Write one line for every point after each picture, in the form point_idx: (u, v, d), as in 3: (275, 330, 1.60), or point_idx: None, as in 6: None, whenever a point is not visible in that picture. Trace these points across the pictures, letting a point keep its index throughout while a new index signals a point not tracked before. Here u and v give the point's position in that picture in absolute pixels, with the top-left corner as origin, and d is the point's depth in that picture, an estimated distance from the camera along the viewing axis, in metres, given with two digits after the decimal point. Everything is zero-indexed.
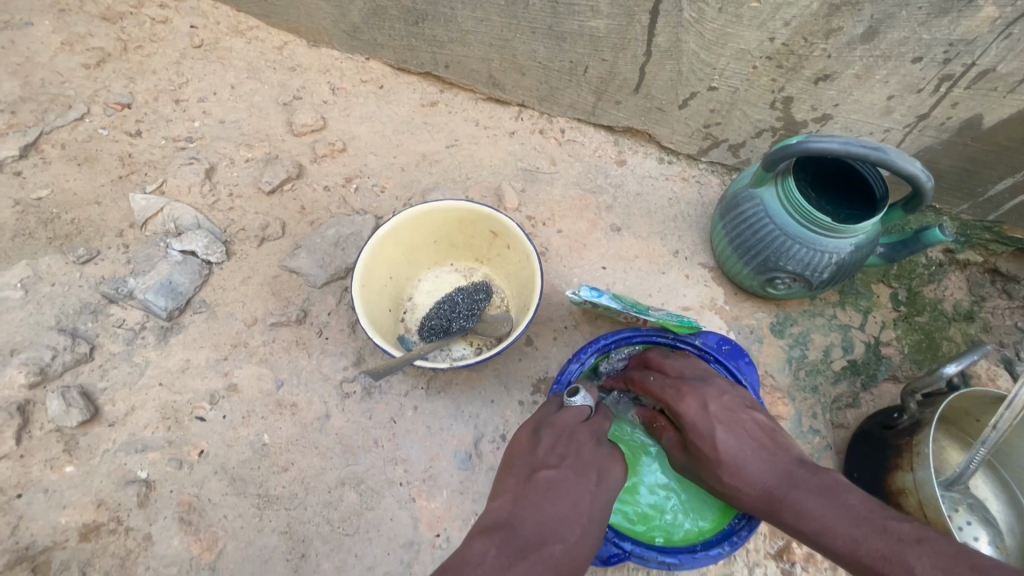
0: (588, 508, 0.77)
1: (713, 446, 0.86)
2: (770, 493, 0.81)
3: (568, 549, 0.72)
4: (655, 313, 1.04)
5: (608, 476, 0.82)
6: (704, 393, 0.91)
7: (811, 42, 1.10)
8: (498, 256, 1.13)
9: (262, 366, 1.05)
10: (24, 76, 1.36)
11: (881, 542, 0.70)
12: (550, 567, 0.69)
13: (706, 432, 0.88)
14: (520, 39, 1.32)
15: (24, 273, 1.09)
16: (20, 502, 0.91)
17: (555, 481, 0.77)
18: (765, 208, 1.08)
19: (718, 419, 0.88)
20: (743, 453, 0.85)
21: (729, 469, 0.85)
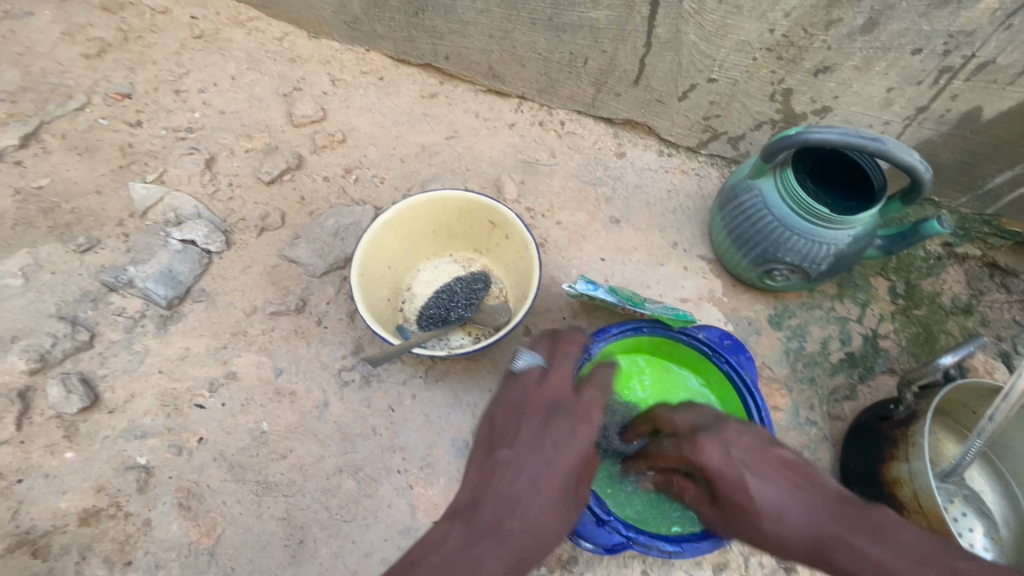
0: (550, 481, 0.68)
1: (745, 494, 0.72)
2: (821, 541, 0.69)
3: (529, 522, 0.66)
4: (651, 308, 1.08)
5: (567, 433, 0.70)
6: (724, 436, 0.76)
7: (810, 33, 1.10)
8: (497, 246, 1.14)
9: (262, 354, 1.06)
10: (24, 66, 1.36)
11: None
12: (510, 545, 0.65)
13: (737, 481, 0.72)
14: (520, 30, 1.32)
15: (24, 261, 1.10)
16: (20, 486, 0.91)
17: (507, 459, 0.69)
18: (764, 199, 1.08)
19: (745, 464, 0.73)
20: (782, 499, 0.71)
21: (773, 520, 0.71)
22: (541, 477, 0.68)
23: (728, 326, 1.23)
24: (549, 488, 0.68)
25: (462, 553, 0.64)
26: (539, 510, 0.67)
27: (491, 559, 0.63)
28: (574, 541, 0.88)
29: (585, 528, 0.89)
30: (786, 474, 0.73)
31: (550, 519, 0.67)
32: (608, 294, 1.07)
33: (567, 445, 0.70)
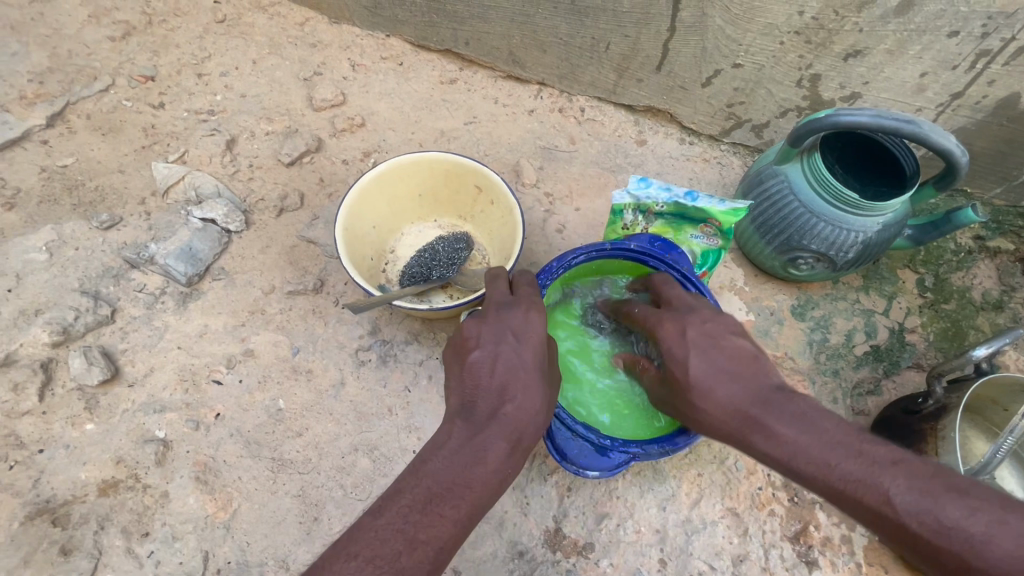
0: (528, 363, 0.69)
1: (683, 367, 0.74)
2: (740, 416, 0.69)
3: (521, 400, 0.67)
4: (705, 201, 0.97)
5: (530, 319, 0.73)
6: (685, 319, 0.78)
7: (842, 15, 1.07)
8: (481, 213, 1.14)
9: (279, 333, 1.06)
10: (52, 48, 1.38)
11: (856, 465, 0.62)
12: (508, 426, 0.65)
13: (680, 357, 0.75)
14: (542, 15, 1.31)
15: (49, 237, 1.11)
16: (41, 457, 0.92)
17: (486, 353, 0.70)
18: (790, 185, 1.06)
19: (695, 343, 0.75)
20: (718, 376, 0.72)
21: (698, 393, 0.72)
22: (523, 357, 0.70)
23: (749, 315, 1.20)
24: (533, 365, 0.70)
25: (465, 446, 0.64)
26: (530, 388, 0.68)
27: (497, 442, 0.64)
28: (581, 474, 0.86)
29: (587, 459, 0.86)
30: (730, 358, 0.73)
31: (539, 395, 0.69)
32: (672, 188, 0.98)
33: (533, 329, 0.72)
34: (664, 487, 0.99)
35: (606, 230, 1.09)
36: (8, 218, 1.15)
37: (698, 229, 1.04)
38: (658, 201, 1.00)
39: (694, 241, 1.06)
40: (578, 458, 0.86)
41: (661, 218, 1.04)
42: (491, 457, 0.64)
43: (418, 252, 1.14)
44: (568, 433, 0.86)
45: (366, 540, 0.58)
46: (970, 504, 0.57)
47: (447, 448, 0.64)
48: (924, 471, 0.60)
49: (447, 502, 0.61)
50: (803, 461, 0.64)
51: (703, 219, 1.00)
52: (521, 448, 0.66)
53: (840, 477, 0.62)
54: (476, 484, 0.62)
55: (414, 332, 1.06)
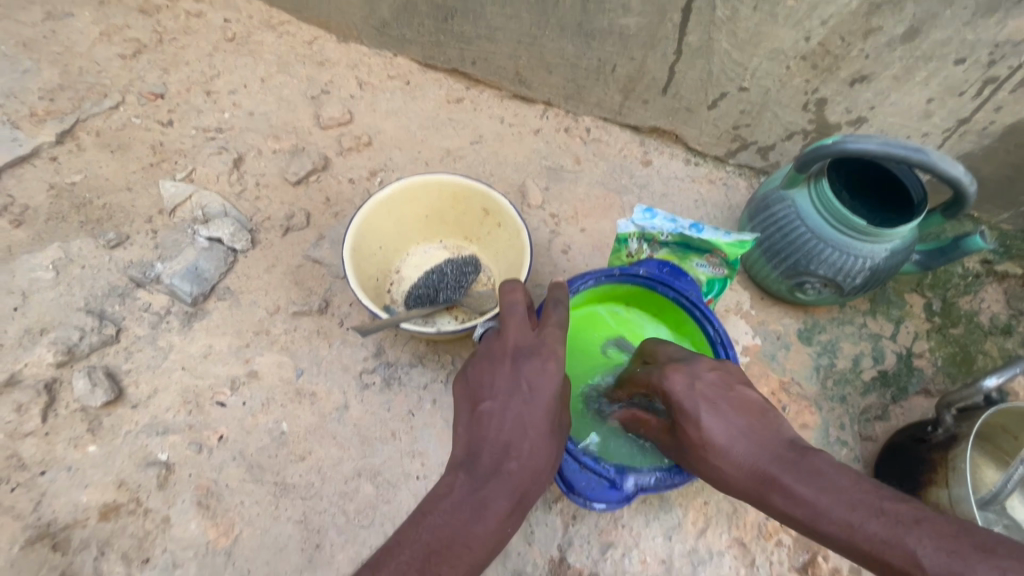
0: (538, 421, 0.71)
1: (694, 424, 0.75)
2: (757, 474, 0.70)
3: (525, 460, 0.69)
4: (709, 232, 0.98)
5: (543, 374, 0.73)
6: (693, 367, 0.79)
7: (848, 42, 1.08)
8: (488, 235, 1.14)
9: (284, 354, 1.05)
10: (63, 65, 1.40)
11: (876, 525, 0.60)
12: (510, 486, 0.67)
13: (690, 413, 0.75)
14: (549, 37, 1.32)
15: (56, 255, 1.12)
16: (42, 479, 0.92)
17: (495, 408, 0.71)
18: (797, 209, 1.05)
19: (704, 396, 0.76)
20: (729, 434, 0.73)
21: (714, 452, 0.73)
22: (532, 415, 0.71)
23: (756, 339, 1.20)
24: (540, 423, 0.71)
25: (467, 503, 0.66)
26: (534, 448, 0.70)
27: (498, 501, 0.66)
28: (590, 507, 0.85)
29: (595, 490, 0.85)
30: (739, 413, 0.74)
31: (542, 453, 0.71)
32: (676, 219, 1.00)
33: (544, 385, 0.72)
34: (670, 516, 0.98)
35: (611, 258, 1.09)
36: (15, 235, 1.15)
37: (703, 259, 1.03)
38: (663, 231, 1.01)
39: (699, 270, 1.04)
40: (586, 489, 0.85)
41: (666, 247, 1.04)
42: (492, 516, 0.66)
43: (425, 273, 1.14)
44: (577, 465, 0.85)
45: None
46: (999, 565, 0.52)
47: (449, 501, 0.66)
48: (947, 529, 0.57)
49: (446, 560, 0.63)
50: (826, 521, 0.64)
51: (708, 249, 1.01)
52: (521, 505, 0.68)
53: (864, 538, 0.61)
54: (474, 542, 0.65)
55: (419, 354, 1.05)
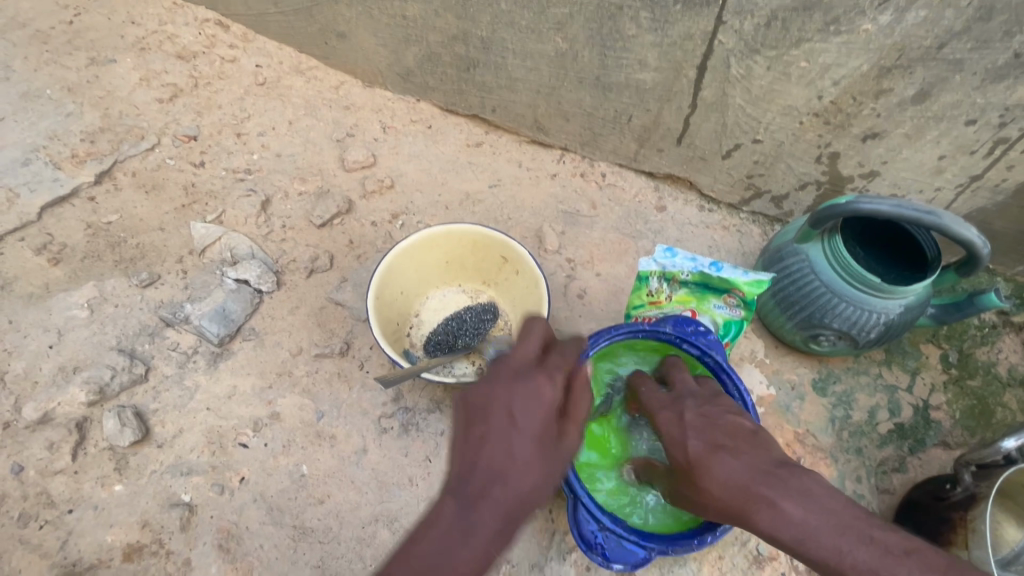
0: (532, 442, 0.64)
1: (684, 450, 0.77)
2: (745, 492, 0.69)
3: (515, 485, 0.63)
4: (727, 270, 1.02)
5: (539, 391, 0.68)
6: (682, 405, 0.83)
7: (860, 101, 1.11)
8: (506, 281, 1.16)
9: (305, 396, 1.08)
10: (104, 109, 1.47)
11: (868, 554, 0.63)
12: (498, 511, 0.61)
13: (680, 439, 0.78)
14: (567, 87, 1.37)
15: (91, 293, 1.17)
16: (70, 517, 0.95)
17: (487, 433, 0.64)
18: (811, 263, 1.07)
19: (693, 425, 0.79)
20: (711, 457, 0.74)
21: (703, 473, 0.73)
22: (526, 439, 0.65)
23: (771, 389, 1.20)
24: (533, 450, 0.65)
25: (452, 529, 0.60)
26: (524, 477, 0.63)
27: (479, 533, 0.60)
28: (607, 566, 0.84)
29: (614, 550, 0.85)
30: (726, 437, 0.75)
31: (535, 478, 0.64)
32: (696, 258, 1.04)
33: (539, 408, 0.67)
34: (685, 571, 0.97)
35: (631, 296, 1.10)
36: (53, 273, 1.20)
37: (722, 299, 1.06)
38: (683, 270, 1.04)
39: (718, 311, 1.07)
40: (604, 549, 0.84)
41: (685, 287, 1.06)
42: (470, 550, 0.59)
43: (445, 319, 1.17)
44: (596, 524, 0.85)
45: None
46: None
47: (428, 534, 0.60)
48: (935, 563, 0.61)
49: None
50: (815, 545, 0.65)
51: (727, 290, 1.04)
52: (503, 537, 0.62)
53: (850, 566, 0.63)
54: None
55: (437, 400, 1.07)
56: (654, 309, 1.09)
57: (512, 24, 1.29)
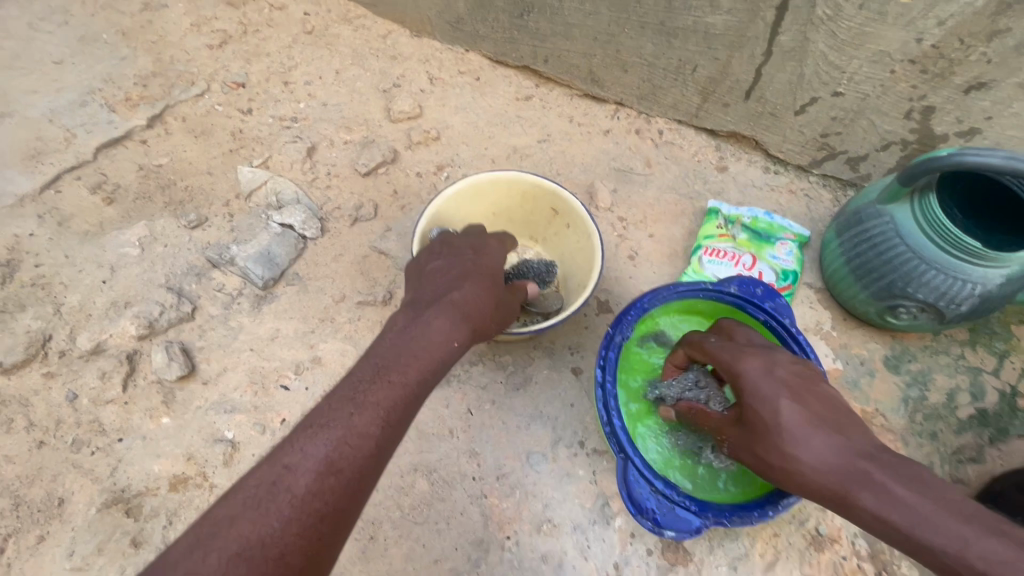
0: (476, 271, 0.83)
1: (775, 412, 0.72)
2: (849, 470, 0.66)
3: (466, 296, 0.78)
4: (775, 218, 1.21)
5: (485, 244, 0.89)
6: (771, 358, 0.77)
7: (968, 45, 0.98)
8: (555, 235, 1.12)
9: (347, 342, 1.07)
10: (157, 54, 1.47)
11: (992, 542, 0.58)
12: (454, 309, 0.76)
13: (771, 399, 0.72)
14: (627, 35, 1.28)
15: (141, 232, 1.17)
16: (119, 445, 0.96)
17: (439, 266, 0.84)
18: (896, 226, 0.97)
19: (787, 386, 0.73)
20: (807, 427, 0.70)
21: (797, 443, 0.70)
22: (474, 265, 0.84)
23: (837, 363, 1.11)
24: (478, 273, 0.83)
25: (414, 325, 0.74)
26: (472, 284, 0.80)
27: (436, 319, 0.74)
28: (658, 533, 0.80)
29: (666, 516, 0.81)
30: (825, 410, 0.71)
31: (482, 296, 0.80)
32: (751, 210, 1.22)
33: (485, 251, 0.87)
34: (736, 545, 0.92)
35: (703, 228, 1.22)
36: (107, 212, 1.22)
37: (776, 248, 1.19)
38: (743, 215, 1.21)
39: (774, 260, 1.18)
40: (655, 513, 0.81)
41: (745, 232, 1.20)
42: (433, 332, 0.73)
43: None
44: (648, 487, 0.81)
45: (319, 410, 0.65)
46: None
47: (396, 330, 0.74)
48: None
49: (393, 370, 0.69)
50: (933, 532, 0.60)
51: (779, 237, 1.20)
52: (462, 328, 0.76)
53: (970, 554, 0.58)
54: (421, 353, 0.71)
55: (479, 353, 1.03)
56: (722, 241, 1.19)
57: None
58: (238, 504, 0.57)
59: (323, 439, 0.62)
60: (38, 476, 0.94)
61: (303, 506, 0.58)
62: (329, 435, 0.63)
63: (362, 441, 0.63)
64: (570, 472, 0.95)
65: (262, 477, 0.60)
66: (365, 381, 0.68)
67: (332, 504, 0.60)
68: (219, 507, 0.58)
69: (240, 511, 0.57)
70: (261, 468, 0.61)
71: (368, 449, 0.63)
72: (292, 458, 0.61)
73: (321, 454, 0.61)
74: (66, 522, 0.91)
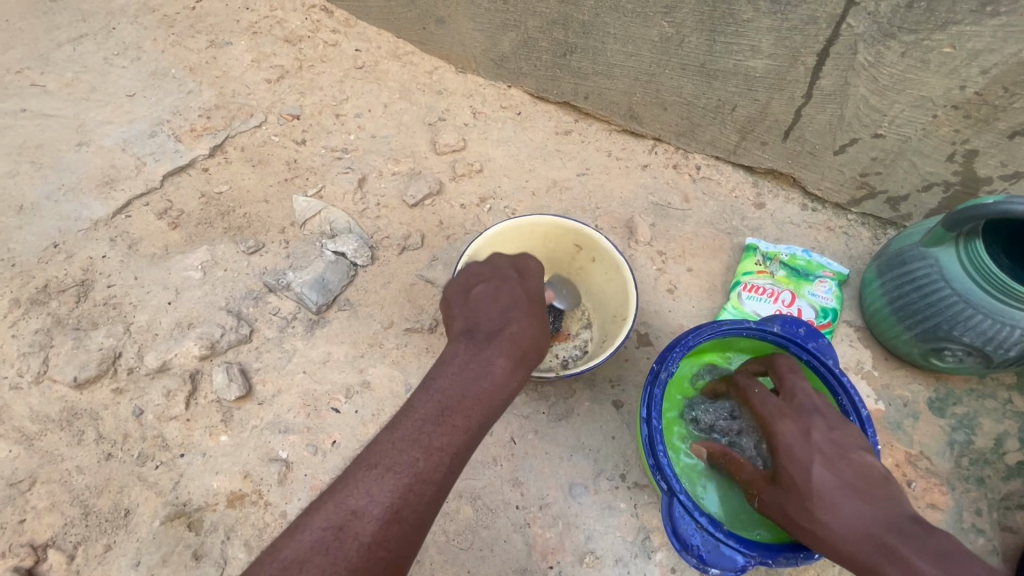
0: (527, 304, 0.87)
1: (806, 472, 0.76)
2: (874, 539, 0.70)
3: (521, 331, 0.83)
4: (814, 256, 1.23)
5: (530, 272, 0.92)
6: (809, 421, 0.81)
7: (1012, 93, 1.00)
8: (582, 269, 1.14)
9: (395, 368, 1.12)
10: (220, 87, 1.56)
11: None
12: (511, 344, 0.80)
13: (803, 461, 0.77)
14: (668, 75, 1.32)
15: (204, 256, 1.25)
16: (181, 461, 1.02)
17: (489, 292, 0.87)
18: (941, 269, 0.97)
19: (821, 452, 0.78)
20: (836, 493, 0.74)
21: (825, 506, 0.74)
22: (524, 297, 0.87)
23: (879, 403, 1.11)
24: (528, 304, 0.88)
25: (473, 360, 0.78)
26: (526, 319, 0.84)
27: (498, 359, 0.78)
28: (702, 569, 0.81)
29: (711, 554, 0.81)
30: (857, 479, 0.75)
31: (534, 330, 0.84)
32: (790, 247, 1.25)
33: (531, 279, 0.91)
34: None
35: (741, 263, 1.24)
36: (172, 237, 1.30)
37: (815, 286, 1.20)
38: (781, 253, 1.23)
39: (813, 298, 1.19)
40: (700, 550, 0.81)
41: (783, 270, 1.22)
42: (494, 373, 0.77)
43: None
44: (693, 523, 0.82)
45: (384, 451, 0.69)
46: None
47: (455, 366, 0.78)
48: None
49: (456, 414, 0.74)
50: None
51: (819, 274, 1.21)
52: (518, 366, 0.80)
53: None
54: (481, 395, 0.76)
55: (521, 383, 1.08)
56: (761, 277, 1.21)
57: (617, 8, 1.26)
58: (306, 547, 0.61)
59: (388, 482, 0.67)
60: (106, 487, 0.99)
61: (369, 554, 0.63)
62: (394, 480, 0.67)
63: (426, 486, 0.68)
64: (612, 505, 0.97)
65: (328, 521, 0.64)
66: (431, 422, 0.72)
67: (395, 551, 0.64)
68: (289, 546, 0.61)
69: (309, 555, 0.61)
70: (326, 508, 0.65)
71: (430, 494, 0.68)
72: (359, 502, 0.65)
73: (385, 501, 0.66)
74: (131, 532, 0.96)
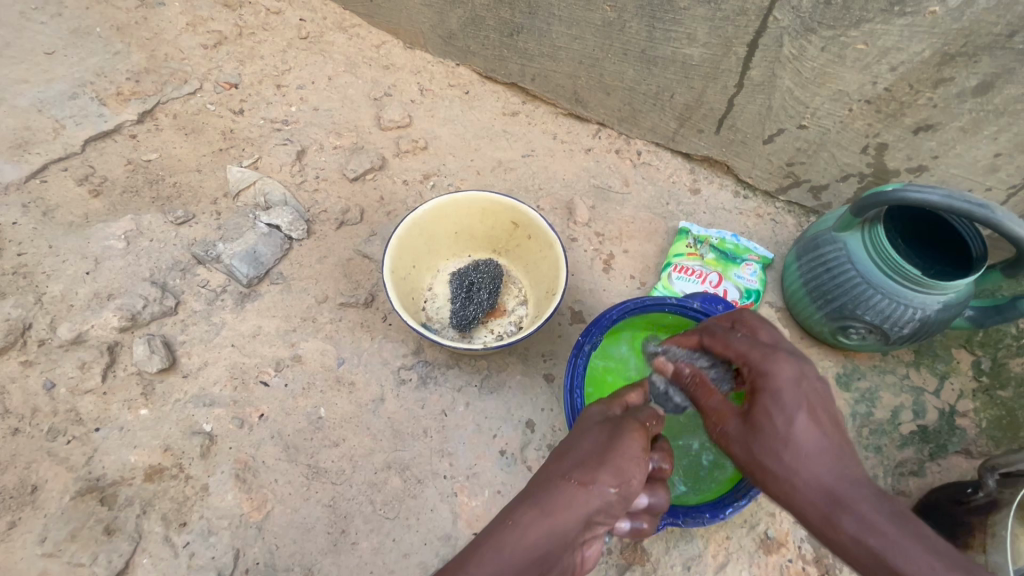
0: (587, 455, 0.67)
1: (788, 424, 0.66)
2: (831, 496, 0.62)
3: (573, 490, 0.63)
4: (743, 241, 1.30)
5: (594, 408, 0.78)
6: (801, 364, 0.69)
7: (917, 90, 1.07)
8: (517, 246, 1.16)
9: (327, 342, 1.10)
10: (151, 50, 1.48)
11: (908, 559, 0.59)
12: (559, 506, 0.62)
13: (786, 411, 0.66)
14: (610, 60, 1.35)
15: (128, 226, 1.19)
16: (96, 435, 0.98)
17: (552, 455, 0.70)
18: (848, 252, 1.04)
19: (807, 400, 0.66)
20: (816, 451, 0.64)
21: (792, 452, 0.65)
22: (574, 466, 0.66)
23: None
24: (590, 467, 0.65)
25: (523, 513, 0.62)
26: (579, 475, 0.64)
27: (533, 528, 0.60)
28: None
29: None
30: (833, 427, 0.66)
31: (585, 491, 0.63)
32: (721, 232, 1.31)
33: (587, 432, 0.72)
34: (690, 547, 0.98)
35: (672, 245, 1.29)
36: (92, 205, 1.22)
37: (741, 269, 1.26)
38: (712, 236, 1.29)
39: (739, 280, 1.26)
40: None
41: (713, 253, 1.27)
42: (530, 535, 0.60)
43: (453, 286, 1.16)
44: None
45: None
46: None
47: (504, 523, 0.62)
48: None
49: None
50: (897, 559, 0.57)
51: (747, 256, 1.27)
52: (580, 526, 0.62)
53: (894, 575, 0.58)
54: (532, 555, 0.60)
55: (455, 358, 1.11)
56: (691, 259, 1.26)
57: None
58: None
59: None
60: (11, 462, 0.94)
61: None
62: None
63: None
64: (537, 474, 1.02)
65: None
66: None
67: None
68: None
69: None
70: None
71: None
72: None
73: None
74: (38, 508, 0.91)
